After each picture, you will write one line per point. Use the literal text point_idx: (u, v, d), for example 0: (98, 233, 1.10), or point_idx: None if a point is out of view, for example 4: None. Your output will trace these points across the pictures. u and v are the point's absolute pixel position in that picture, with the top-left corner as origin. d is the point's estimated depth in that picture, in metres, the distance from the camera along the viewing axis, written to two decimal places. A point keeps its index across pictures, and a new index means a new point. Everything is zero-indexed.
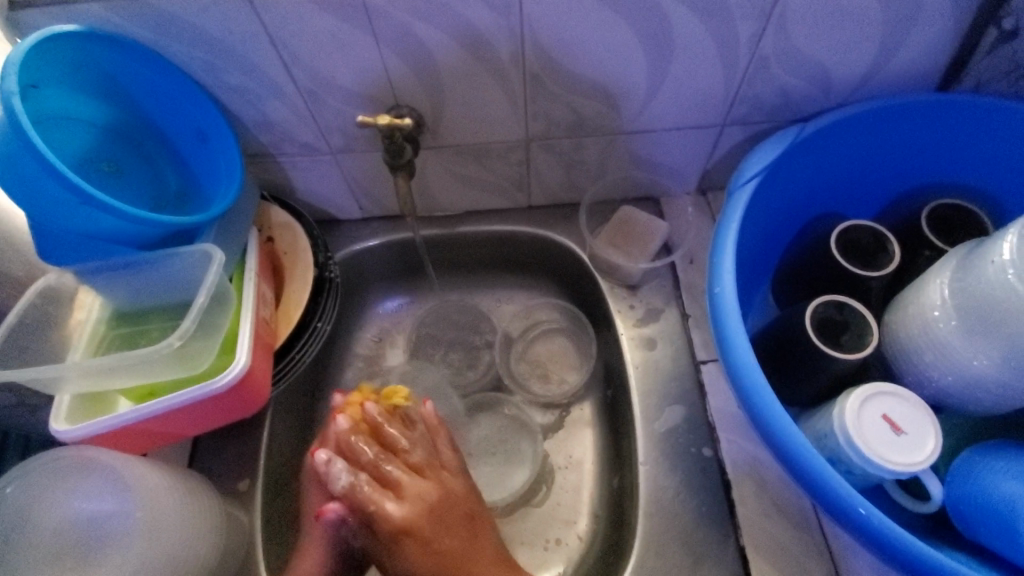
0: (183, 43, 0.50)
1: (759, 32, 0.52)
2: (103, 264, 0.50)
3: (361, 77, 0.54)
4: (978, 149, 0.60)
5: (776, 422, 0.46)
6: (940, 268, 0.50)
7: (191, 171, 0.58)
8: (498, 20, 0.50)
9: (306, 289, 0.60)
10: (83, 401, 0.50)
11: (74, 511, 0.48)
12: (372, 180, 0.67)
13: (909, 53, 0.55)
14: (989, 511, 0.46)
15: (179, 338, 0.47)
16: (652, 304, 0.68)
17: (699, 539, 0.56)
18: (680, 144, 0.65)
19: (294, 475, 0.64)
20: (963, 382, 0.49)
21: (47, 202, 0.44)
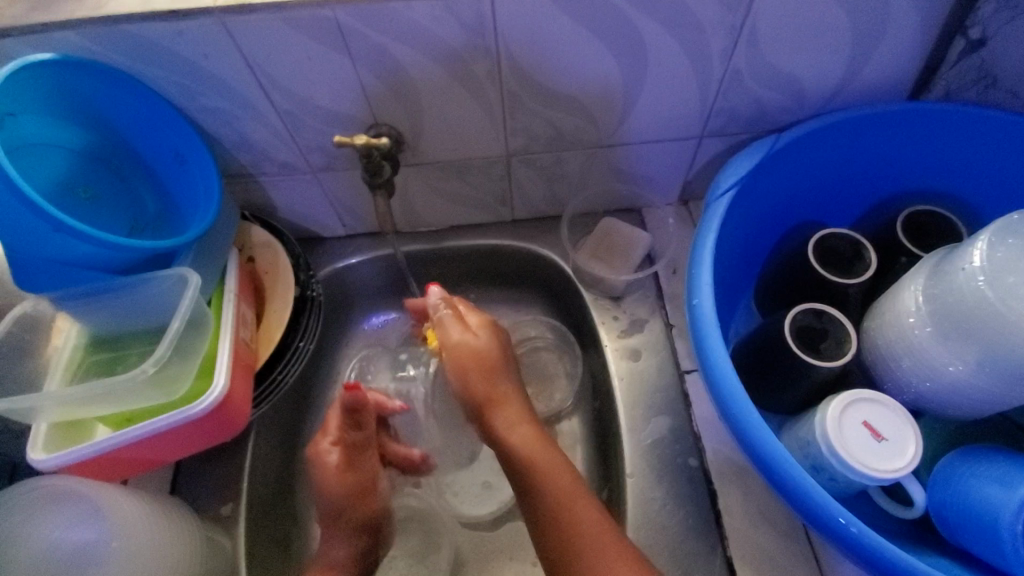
0: (159, 67, 0.50)
1: (732, 46, 0.53)
2: (80, 290, 0.50)
3: (339, 96, 0.54)
4: (949, 156, 0.61)
5: (757, 432, 0.47)
6: (914, 275, 0.51)
7: (170, 193, 0.58)
8: (474, 39, 0.50)
9: (287, 309, 0.60)
10: (60, 429, 0.50)
11: (50, 543, 0.46)
12: (354, 197, 0.67)
13: (879, 64, 0.56)
14: (971, 514, 0.46)
15: (155, 364, 0.46)
16: (636, 315, 0.69)
17: (687, 551, 0.55)
18: (660, 156, 0.66)
19: (279, 496, 0.63)
20: (939, 387, 0.50)
21: (20, 230, 0.43)
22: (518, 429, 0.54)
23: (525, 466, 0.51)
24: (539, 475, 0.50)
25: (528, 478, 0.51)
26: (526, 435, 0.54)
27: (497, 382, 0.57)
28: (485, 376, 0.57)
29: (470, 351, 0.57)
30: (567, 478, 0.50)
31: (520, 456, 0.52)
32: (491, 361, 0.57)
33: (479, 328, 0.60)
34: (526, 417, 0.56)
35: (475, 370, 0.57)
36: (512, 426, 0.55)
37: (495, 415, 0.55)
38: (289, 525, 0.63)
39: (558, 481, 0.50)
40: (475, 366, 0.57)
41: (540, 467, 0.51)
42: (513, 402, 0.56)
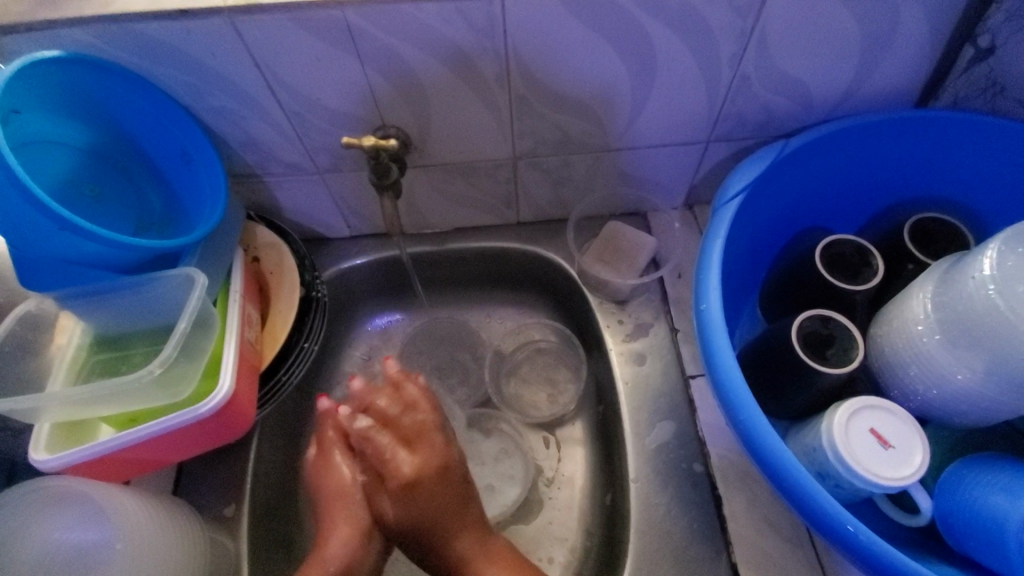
0: (167, 66, 0.50)
1: (741, 51, 0.53)
2: (86, 289, 0.49)
3: (346, 98, 0.54)
4: (957, 164, 0.61)
5: (764, 440, 0.46)
6: (921, 282, 0.51)
7: (176, 192, 0.58)
8: (483, 42, 0.50)
9: (292, 310, 0.60)
10: (63, 429, 0.49)
11: (52, 544, 0.47)
12: (360, 198, 0.67)
13: (888, 71, 0.56)
14: (977, 522, 0.46)
15: (161, 365, 0.46)
16: (641, 319, 0.68)
17: (692, 556, 0.55)
18: (666, 160, 0.66)
19: (281, 498, 0.63)
20: (947, 395, 0.50)
21: (26, 228, 0.43)
22: (470, 544, 0.60)
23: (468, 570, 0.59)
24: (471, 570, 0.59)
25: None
26: (471, 541, 0.60)
27: (449, 506, 0.61)
28: (437, 494, 0.61)
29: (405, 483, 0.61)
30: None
31: (449, 548, 0.61)
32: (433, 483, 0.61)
33: (420, 452, 0.62)
34: (481, 529, 0.61)
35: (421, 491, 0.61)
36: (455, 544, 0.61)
37: (453, 535, 0.61)
38: (292, 527, 0.63)
39: None
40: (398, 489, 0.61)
41: (459, 547, 0.61)
42: (450, 513, 0.61)
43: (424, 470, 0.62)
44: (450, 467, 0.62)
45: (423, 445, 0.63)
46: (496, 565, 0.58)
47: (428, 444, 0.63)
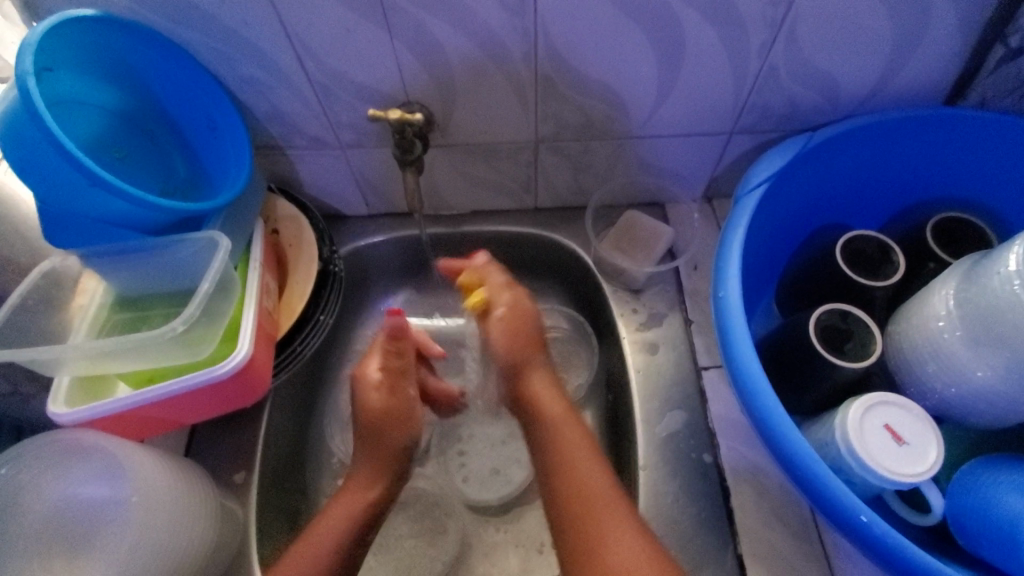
0: (198, 33, 0.50)
1: (770, 41, 0.53)
2: (110, 248, 0.50)
3: (373, 71, 0.54)
4: (983, 164, 0.60)
5: (779, 426, 0.46)
6: (944, 279, 0.51)
7: (200, 159, 0.58)
8: (513, 21, 0.50)
9: (309, 281, 0.61)
10: (81, 386, 0.50)
11: (65, 499, 0.48)
12: (381, 175, 0.67)
13: (916, 68, 0.56)
14: (992, 524, 0.46)
15: (184, 323, 0.46)
16: (655, 309, 0.68)
17: (698, 546, 0.55)
18: (688, 150, 0.66)
19: (290, 470, 0.63)
20: (965, 394, 0.49)
21: (56, 182, 0.44)
22: (553, 400, 0.58)
23: (569, 476, 0.52)
24: (580, 506, 0.50)
25: (556, 441, 0.55)
26: (590, 452, 0.54)
27: (528, 373, 0.61)
28: (517, 337, 0.62)
29: (519, 315, 0.63)
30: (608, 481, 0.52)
31: (571, 469, 0.53)
32: (527, 342, 0.62)
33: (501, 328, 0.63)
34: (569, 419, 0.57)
35: (518, 339, 0.62)
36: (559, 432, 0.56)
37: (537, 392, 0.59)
38: (298, 499, 0.63)
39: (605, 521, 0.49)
40: (512, 326, 0.62)
41: (590, 486, 0.51)
42: (573, 428, 0.56)
43: (504, 335, 0.62)
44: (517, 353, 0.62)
45: (528, 345, 0.62)
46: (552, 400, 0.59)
47: (559, 383, 0.61)
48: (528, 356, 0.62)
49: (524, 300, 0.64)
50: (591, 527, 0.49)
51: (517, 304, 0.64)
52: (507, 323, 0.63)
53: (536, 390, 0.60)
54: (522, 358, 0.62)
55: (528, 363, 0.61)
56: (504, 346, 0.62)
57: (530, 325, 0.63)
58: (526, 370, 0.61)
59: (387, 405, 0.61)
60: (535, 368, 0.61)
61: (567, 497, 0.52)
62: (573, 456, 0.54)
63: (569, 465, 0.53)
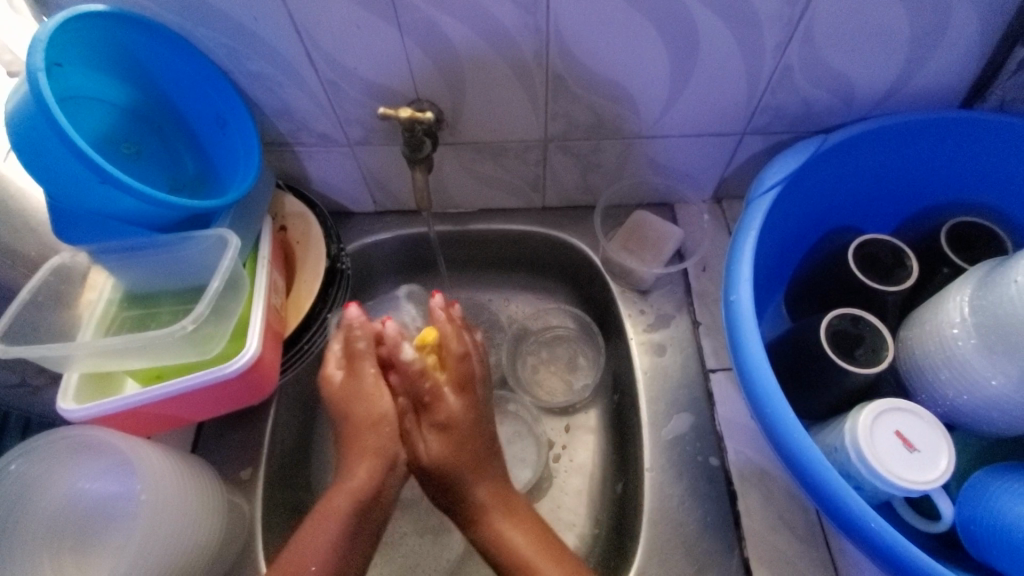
0: (208, 28, 0.50)
1: (786, 41, 0.52)
2: (119, 245, 0.50)
3: (383, 68, 0.54)
4: (999, 169, 0.59)
5: (790, 434, 0.46)
6: (960, 285, 0.50)
7: (208, 155, 0.58)
8: (525, 19, 0.50)
9: (317, 279, 0.60)
10: (91, 382, 0.50)
11: (77, 493, 0.49)
12: (389, 172, 0.67)
13: (934, 70, 0.55)
14: (1003, 533, 0.45)
15: (193, 322, 0.46)
16: (662, 310, 0.68)
17: (703, 549, 0.55)
18: (699, 151, 0.65)
19: (296, 466, 0.64)
20: (978, 401, 0.49)
21: (67, 179, 0.44)
22: (519, 537, 0.53)
23: (517, 559, 0.51)
24: None
25: (509, 563, 0.52)
26: (524, 533, 0.53)
27: (486, 462, 0.56)
28: (462, 450, 0.55)
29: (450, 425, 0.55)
30: (557, 564, 0.51)
31: (518, 552, 0.52)
32: (474, 432, 0.56)
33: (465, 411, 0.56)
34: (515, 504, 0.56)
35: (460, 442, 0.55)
36: (502, 528, 0.53)
37: (469, 484, 0.55)
38: (304, 496, 0.63)
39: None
40: (445, 437, 0.55)
41: (540, 573, 0.50)
42: (518, 531, 0.53)
43: (449, 447, 0.55)
44: (471, 422, 0.56)
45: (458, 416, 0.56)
46: (514, 525, 0.54)
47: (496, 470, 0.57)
48: (463, 473, 0.55)
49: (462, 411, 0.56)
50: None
51: (450, 412, 0.56)
52: (439, 431, 0.55)
53: (485, 499, 0.55)
54: (481, 505, 0.54)
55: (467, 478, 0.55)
56: (443, 449, 0.55)
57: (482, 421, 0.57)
58: (461, 485, 0.55)
59: (448, 431, 0.55)
60: (483, 478, 0.55)
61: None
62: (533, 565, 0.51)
63: (528, 570, 0.51)
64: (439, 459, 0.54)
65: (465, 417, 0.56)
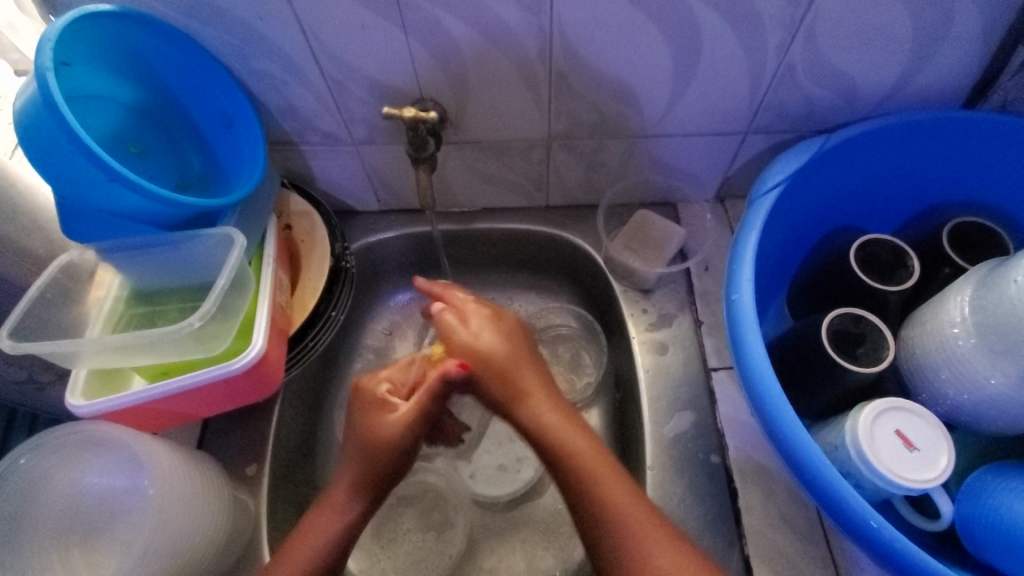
0: (214, 28, 0.50)
1: (788, 41, 0.52)
2: (126, 243, 0.51)
3: (388, 67, 0.54)
4: (1001, 169, 0.60)
5: (791, 432, 0.46)
6: (961, 284, 0.50)
7: (215, 154, 0.58)
8: (528, 18, 0.50)
9: (322, 278, 0.61)
10: (98, 378, 0.51)
11: (83, 487, 0.49)
12: (393, 171, 0.67)
13: (936, 70, 0.55)
14: (1002, 531, 0.46)
15: (200, 319, 0.47)
16: (664, 309, 0.68)
17: (704, 547, 0.55)
18: (701, 150, 0.65)
19: (300, 462, 0.64)
20: (978, 400, 0.49)
21: (75, 177, 0.44)
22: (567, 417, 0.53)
23: (568, 446, 0.51)
24: (599, 488, 0.48)
25: (555, 450, 0.51)
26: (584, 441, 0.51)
27: (513, 372, 0.55)
28: (516, 341, 0.58)
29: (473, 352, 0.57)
30: (628, 491, 0.48)
31: (554, 433, 0.52)
32: (509, 363, 0.56)
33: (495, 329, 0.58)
34: (563, 410, 0.54)
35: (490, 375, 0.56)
36: (545, 411, 0.53)
37: (523, 398, 0.54)
38: (308, 492, 0.64)
39: (619, 491, 0.48)
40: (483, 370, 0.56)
41: (613, 492, 0.48)
42: (579, 436, 0.51)
43: (499, 345, 0.57)
44: (505, 358, 0.56)
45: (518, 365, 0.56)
46: (556, 409, 0.53)
47: (556, 391, 0.56)
48: (511, 369, 0.56)
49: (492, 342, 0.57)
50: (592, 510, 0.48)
51: (479, 343, 0.57)
52: (469, 358, 0.56)
53: (529, 385, 0.55)
54: (522, 387, 0.55)
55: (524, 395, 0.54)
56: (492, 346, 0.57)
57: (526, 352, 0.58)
58: (521, 400, 0.54)
59: (466, 354, 0.57)
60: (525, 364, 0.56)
61: (569, 475, 0.50)
62: (586, 468, 0.50)
63: (587, 465, 0.50)
64: (484, 346, 0.56)
65: (500, 346, 0.57)
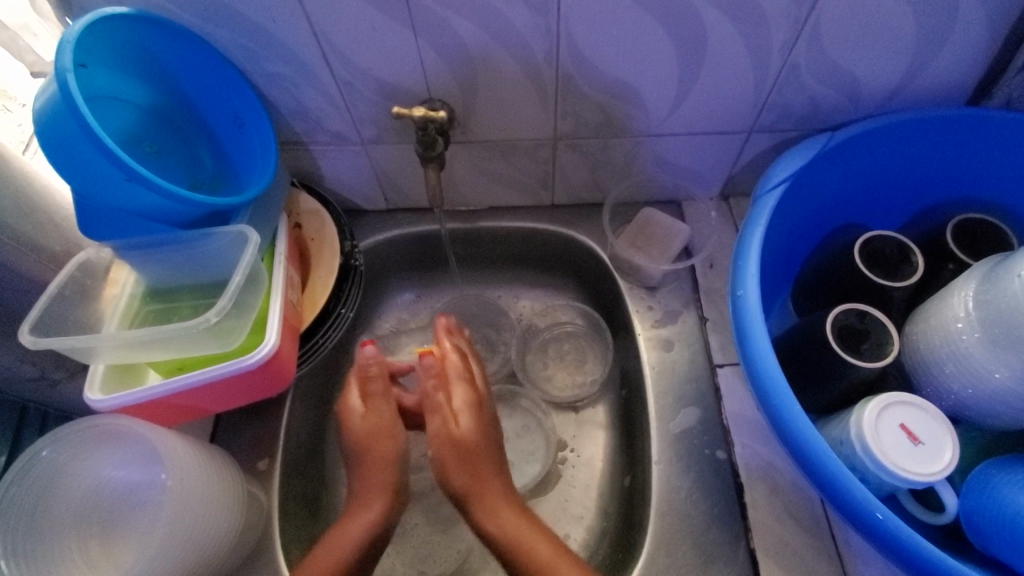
0: (227, 30, 0.51)
1: (793, 40, 0.53)
2: (142, 241, 0.52)
3: (396, 68, 0.55)
4: (1004, 167, 0.60)
5: (796, 425, 0.47)
6: (964, 279, 0.51)
7: (226, 154, 0.59)
8: (535, 19, 0.51)
9: (332, 276, 0.62)
10: (115, 372, 0.52)
11: (103, 480, 0.50)
12: (401, 171, 0.68)
13: (941, 68, 0.55)
14: (1007, 523, 0.46)
15: (216, 315, 0.48)
16: (670, 306, 0.69)
17: (710, 540, 0.56)
18: (706, 149, 0.66)
19: (310, 457, 0.65)
20: (982, 395, 0.50)
21: (94, 176, 0.45)
22: (506, 519, 0.55)
23: (528, 556, 0.52)
24: (542, 575, 0.51)
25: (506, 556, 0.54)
26: (517, 525, 0.55)
27: (480, 466, 0.58)
28: (480, 433, 0.60)
29: (452, 437, 0.60)
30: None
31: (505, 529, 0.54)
32: (474, 451, 0.59)
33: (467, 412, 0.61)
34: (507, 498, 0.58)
35: (459, 455, 0.59)
36: (489, 502, 0.57)
37: (477, 492, 0.57)
38: (317, 487, 0.65)
39: (542, 554, 0.52)
40: (452, 454, 0.59)
41: (540, 560, 0.52)
42: (512, 515, 0.56)
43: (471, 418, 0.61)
44: (478, 438, 0.60)
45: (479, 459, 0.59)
46: (508, 509, 0.56)
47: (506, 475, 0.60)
48: (472, 459, 0.59)
49: (457, 427, 0.60)
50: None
51: (458, 424, 0.61)
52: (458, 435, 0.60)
53: (469, 484, 0.58)
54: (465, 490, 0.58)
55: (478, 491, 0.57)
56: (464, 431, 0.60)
57: (489, 450, 0.60)
58: (476, 486, 0.58)
59: (445, 432, 0.60)
60: (487, 483, 0.58)
61: (512, 562, 0.53)
62: (529, 544, 0.53)
63: (527, 550, 0.53)
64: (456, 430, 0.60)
65: (476, 431, 0.60)
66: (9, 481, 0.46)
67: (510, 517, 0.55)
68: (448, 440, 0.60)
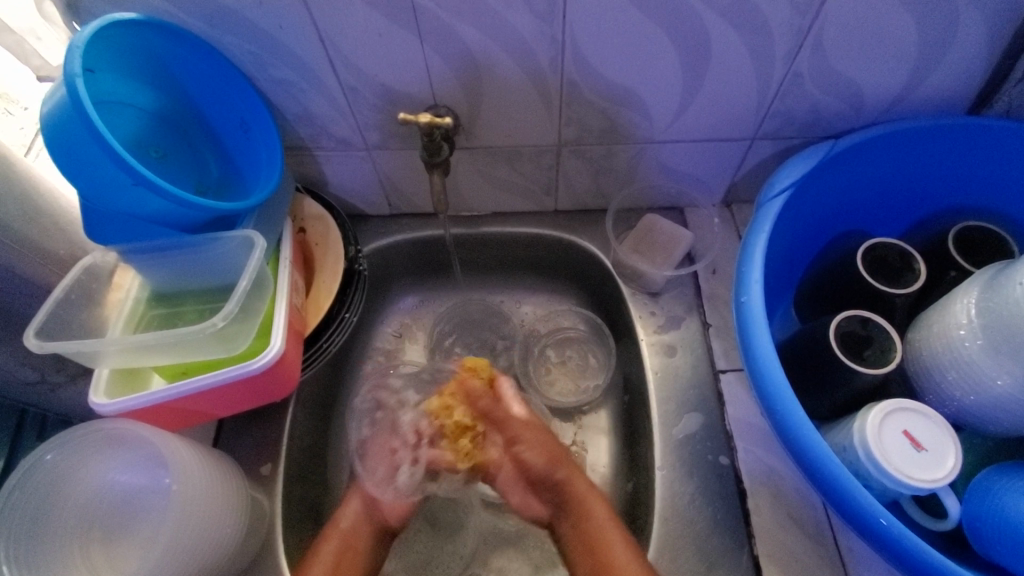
0: (235, 36, 0.52)
1: (796, 48, 0.53)
2: (148, 245, 0.52)
3: (402, 75, 0.55)
4: (1002, 176, 0.61)
5: (800, 432, 0.47)
6: (966, 287, 0.51)
7: (231, 159, 0.59)
8: (541, 27, 0.51)
9: (335, 280, 0.62)
10: (119, 377, 0.52)
11: (107, 485, 0.50)
12: (405, 176, 0.68)
13: (941, 77, 0.56)
14: (1011, 530, 0.46)
15: (223, 319, 0.48)
16: (673, 312, 0.69)
17: (714, 546, 0.56)
18: (709, 156, 0.67)
19: (313, 462, 0.65)
20: (985, 402, 0.50)
21: (102, 180, 0.45)
22: (598, 509, 0.57)
23: (599, 544, 0.54)
24: (603, 559, 0.53)
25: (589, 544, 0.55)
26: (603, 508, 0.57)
27: (563, 464, 0.62)
28: (548, 444, 0.63)
29: (545, 455, 0.62)
30: (629, 554, 0.52)
31: (592, 520, 0.57)
32: (557, 459, 0.62)
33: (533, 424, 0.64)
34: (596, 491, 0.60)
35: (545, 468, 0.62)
36: (587, 499, 0.58)
37: (569, 483, 0.60)
38: (319, 491, 0.65)
39: (614, 537, 0.54)
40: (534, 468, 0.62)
41: (610, 548, 0.53)
42: (600, 503, 0.58)
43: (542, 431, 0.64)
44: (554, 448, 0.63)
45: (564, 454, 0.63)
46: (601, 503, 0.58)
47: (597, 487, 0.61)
48: (567, 479, 0.61)
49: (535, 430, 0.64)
50: (602, 560, 0.53)
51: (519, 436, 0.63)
52: (544, 448, 0.63)
53: (570, 477, 0.61)
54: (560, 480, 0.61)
55: (572, 477, 0.61)
56: (538, 447, 0.63)
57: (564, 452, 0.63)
58: (568, 479, 0.61)
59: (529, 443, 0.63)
60: (579, 479, 0.60)
61: (591, 543, 0.55)
62: (603, 535, 0.55)
63: (604, 546, 0.54)
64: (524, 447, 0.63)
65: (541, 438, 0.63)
66: (12, 485, 0.46)
67: (599, 506, 0.57)
68: (531, 445, 0.63)
